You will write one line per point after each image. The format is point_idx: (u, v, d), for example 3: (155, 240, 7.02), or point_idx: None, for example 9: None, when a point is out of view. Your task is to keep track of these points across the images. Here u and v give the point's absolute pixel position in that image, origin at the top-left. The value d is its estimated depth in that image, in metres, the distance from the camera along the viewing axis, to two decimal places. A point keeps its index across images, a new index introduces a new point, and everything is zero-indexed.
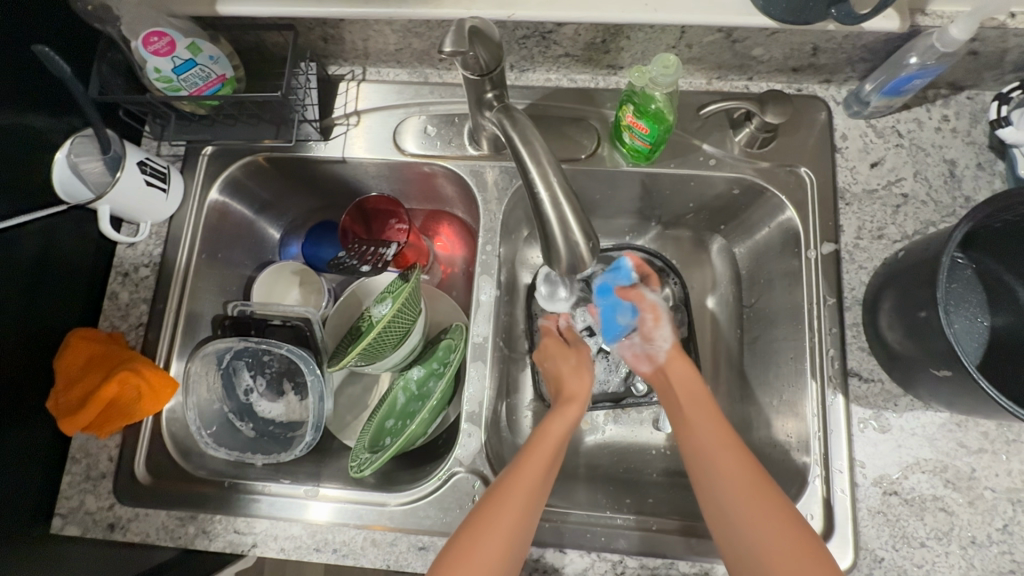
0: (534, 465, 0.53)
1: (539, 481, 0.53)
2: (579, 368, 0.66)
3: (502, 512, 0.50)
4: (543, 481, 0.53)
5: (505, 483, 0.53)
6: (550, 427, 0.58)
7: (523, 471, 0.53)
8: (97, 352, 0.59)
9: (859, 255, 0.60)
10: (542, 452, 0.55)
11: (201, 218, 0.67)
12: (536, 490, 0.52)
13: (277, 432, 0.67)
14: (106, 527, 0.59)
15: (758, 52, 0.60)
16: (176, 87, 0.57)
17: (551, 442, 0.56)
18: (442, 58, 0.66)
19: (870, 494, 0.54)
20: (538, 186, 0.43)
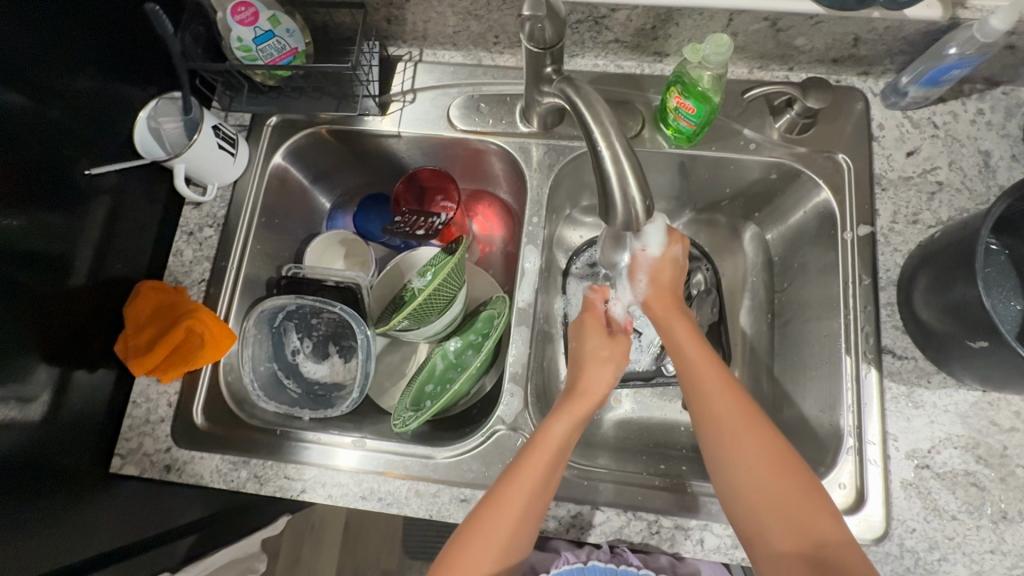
0: (526, 468, 0.52)
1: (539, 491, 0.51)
2: (610, 360, 0.60)
3: (494, 529, 0.50)
4: (544, 486, 0.52)
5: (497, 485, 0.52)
6: (547, 432, 0.54)
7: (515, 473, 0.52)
8: (163, 303, 0.64)
9: (894, 238, 0.62)
10: (542, 457, 0.52)
11: (263, 184, 0.71)
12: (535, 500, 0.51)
13: (322, 392, 0.70)
14: (162, 468, 0.62)
15: (801, 41, 0.63)
16: (253, 57, 0.62)
17: (544, 448, 0.53)
18: (496, 42, 0.69)
19: (903, 467, 0.56)
20: (601, 145, 0.46)
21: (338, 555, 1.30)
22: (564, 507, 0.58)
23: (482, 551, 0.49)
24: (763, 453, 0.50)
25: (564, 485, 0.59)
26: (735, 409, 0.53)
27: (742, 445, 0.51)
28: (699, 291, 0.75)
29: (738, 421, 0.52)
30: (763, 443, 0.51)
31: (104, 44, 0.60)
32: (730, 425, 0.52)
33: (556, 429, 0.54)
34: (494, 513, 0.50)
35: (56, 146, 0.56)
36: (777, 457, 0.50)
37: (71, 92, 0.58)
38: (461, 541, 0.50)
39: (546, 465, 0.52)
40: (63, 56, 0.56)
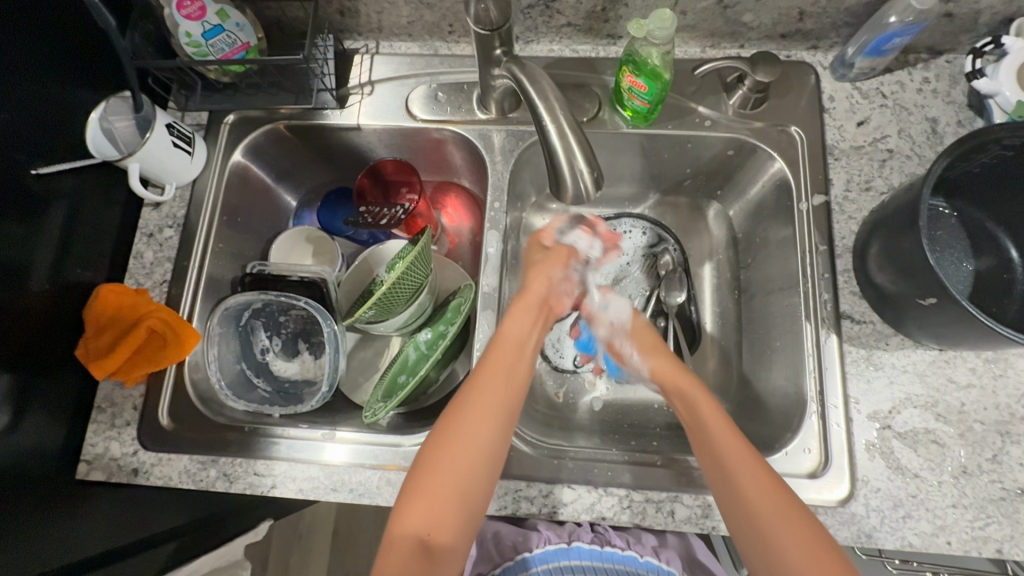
0: (484, 381, 0.54)
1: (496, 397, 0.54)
2: (543, 263, 0.65)
3: (458, 436, 0.51)
4: (502, 393, 0.54)
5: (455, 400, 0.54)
6: (501, 334, 0.58)
7: (473, 385, 0.54)
8: (123, 305, 0.63)
9: (848, 206, 0.63)
10: (496, 367, 0.56)
11: (223, 182, 0.70)
12: (503, 404, 0.54)
13: (292, 389, 0.70)
14: (129, 472, 0.62)
15: (748, 18, 0.64)
16: (204, 52, 0.62)
17: (502, 350, 0.57)
18: (451, 30, 0.70)
19: (865, 428, 0.57)
20: (546, 121, 0.47)
21: (327, 561, 1.29)
22: (536, 487, 0.58)
23: (452, 460, 0.50)
24: (790, 517, 0.47)
25: (536, 466, 0.59)
26: (762, 479, 0.49)
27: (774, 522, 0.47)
28: (668, 271, 0.76)
29: (766, 495, 0.49)
30: (791, 512, 0.48)
31: (49, 45, 0.60)
32: (757, 501, 0.48)
33: (510, 333, 0.59)
34: (464, 413, 0.53)
35: (5, 149, 0.56)
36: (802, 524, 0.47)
37: (19, 94, 0.57)
38: (437, 444, 0.51)
39: (505, 367, 0.56)
40: (9, 57, 0.55)
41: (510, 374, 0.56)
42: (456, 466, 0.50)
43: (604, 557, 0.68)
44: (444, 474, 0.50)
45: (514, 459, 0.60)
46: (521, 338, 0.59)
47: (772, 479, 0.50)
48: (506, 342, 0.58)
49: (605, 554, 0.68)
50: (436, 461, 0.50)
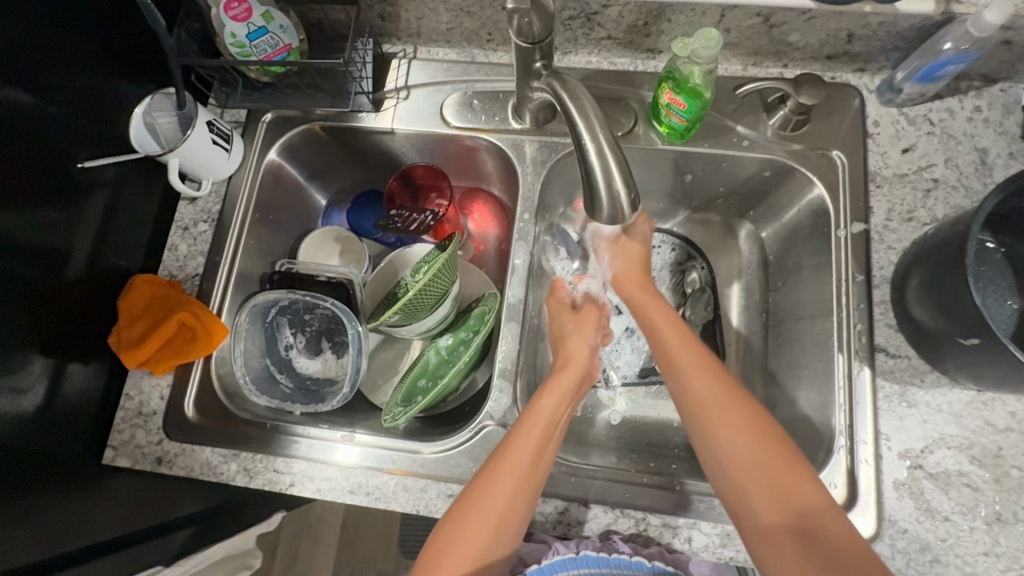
0: (514, 449, 0.52)
1: (523, 472, 0.51)
2: (578, 331, 0.64)
3: (483, 505, 0.50)
4: (533, 461, 0.52)
5: (483, 468, 0.53)
6: (535, 406, 0.56)
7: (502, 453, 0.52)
8: (157, 297, 0.64)
9: (888, 236, 0.61)
10: (529, 437, 0.53)
11: (258, 179, 0.71)
12: (526, 473, 0.51)
13: (313, 387, 0.71)
14: (153, 460, 0.63)
15: (795, 38, 0.62)
16: (247, 53, 0.62)
17: (533, 427, 0.54)
18: (490, 38, 0.70)
19: (895, 466, 0.55)
20: (585, 139, 0.46)
21: (335, 553, 1.30)
22: (551, 503, 0.58)
23: (475, 530, 0.49)
24: (775, 463, 0.48)
25: (552, 482, 0.59)
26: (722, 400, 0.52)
27: (728, 421, 0.50)
28: (694, 290, 0.75)
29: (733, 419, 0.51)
30: (758, 430, 0.50)
31: (96, 39, 0.61)
32: (708, 403, 0.52)
33: (544, 404, 0.56)
34: (489, 484, 0.51)
35: (52, 140, 0.57)
36: (764, 437, 0.49)
37: (67, 88, 0.58)
38: (456, 513, 0.50)
39: (537, 439, 0.53)
40: (60, 51, 0.57)
41: (543, 445, 0.53)
42: (478, 539, 0.49)
43: (613, 564, 0.56)
44: (465, 552, 0.48)
45: None
46: (555, 407, 0.56)
47: (729, 385, 0.53)
48: (537, 416, 0.55)
49: (614, 562, 0.57)
50: (458, 531, 0.49)
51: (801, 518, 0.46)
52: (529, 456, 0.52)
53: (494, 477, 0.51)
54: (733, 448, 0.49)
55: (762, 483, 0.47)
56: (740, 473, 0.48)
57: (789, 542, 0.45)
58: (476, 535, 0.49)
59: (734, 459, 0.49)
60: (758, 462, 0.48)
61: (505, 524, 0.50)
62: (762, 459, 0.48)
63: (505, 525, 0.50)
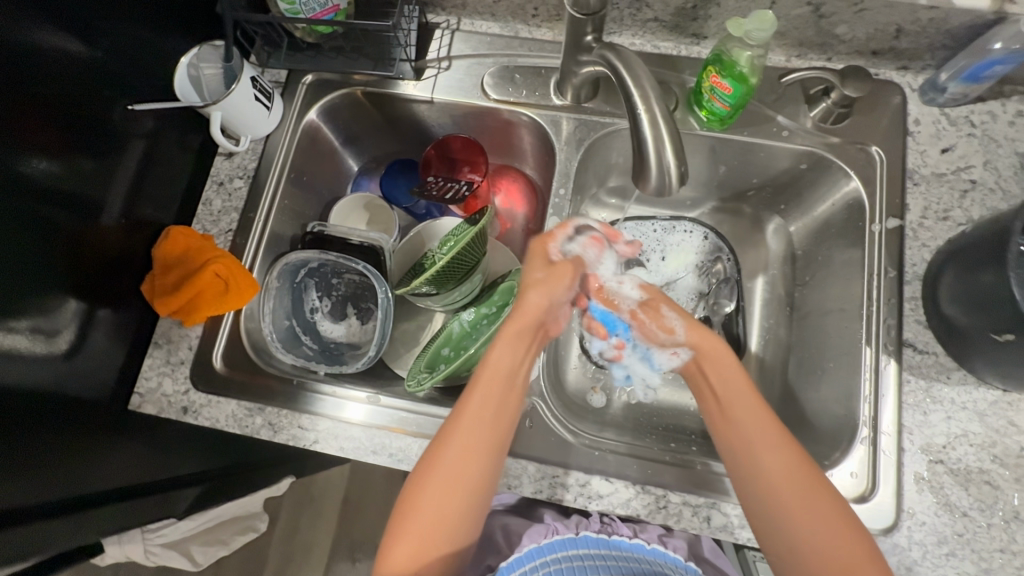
0: (465, 419, 0.53)
1: (467, 466, 0.51)
2: (546, 282, 0.57)
3: (443, 474, 0.51)
4: (485, 432, 0.52)
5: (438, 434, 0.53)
6: (487, 360, 0.55)
7: (456, 423, 0.53)
8: (190, 246, 0.64)
9: (923, 233, 0.61)
10: (481, 395, 0.54)
11: (295, 140, 0.71)
12: (477, 484, 0.51)
13: (338, 350, 0.72)
14: (179, 409, 0.63)
15: (842, 30, 0.62)
16: (296, 10, 0.63)
17: (486, 380, 0.54)
18: (535, 14, 0.70)
19: (917, 460, 0.56)
20: (640, 110, 0.45)
21: (334, 527, 1.32)
22: (573, 475, 0.58)
23: (436, 499, 0.50)
24: (814, 509, 0.49)
25: (574, 454, 0.59)
26: (788, 458, 0.51)
27: (790, 484, 0.50)
28: (718, 280, 0.77)
29: (784, 467, 0.50)
30: (804, 482, 0.49)
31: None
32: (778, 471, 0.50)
33: (494, 358, 0.55)
34: (443, 459, 0.51)
35: (95, 83, 0.57)
36: (820, 496, 0.49)
37: (113, 32, 0.58)
38: (415, 482, 0.51)
39: (487, 411, 0.53)
40: None
41: (495, 407, 0.54)
42: (443, 516, 0.50)
43: (612, 544, 0.69)
44: (430, 519, 0.50)
45: (553, 446, 0.59)
46: (507, 364, 0.55)
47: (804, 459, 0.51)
48: (489, 372, 0.55)
49: (613, 543, 0.69)
50: (421, 496, 0.50)
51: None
52: (479, 415, 0.53)
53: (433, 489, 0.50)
54: (801, 521, 0.48)
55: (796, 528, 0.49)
56: (801, 540, 0.48)
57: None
58: (441, 513, 0.50)
59: (794, 528, 0.49)
60: (823, 527, 0.48)
61: (468, 505, 0.51)
62: (830, 529, 0.48)
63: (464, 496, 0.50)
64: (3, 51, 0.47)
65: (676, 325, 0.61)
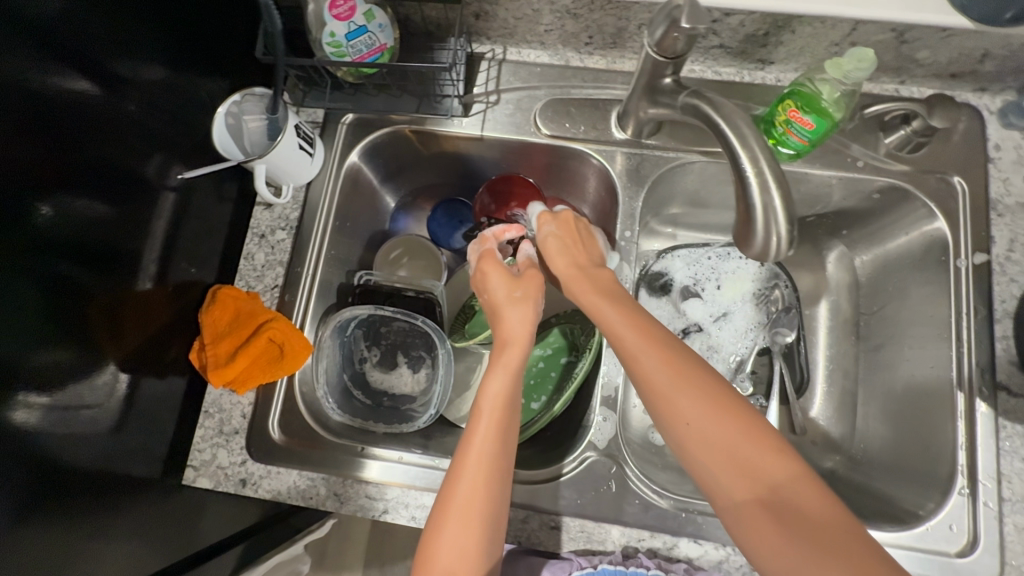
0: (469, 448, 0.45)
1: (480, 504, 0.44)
2: (527, 298, 0.52)
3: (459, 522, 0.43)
4: (497, 463, 0.45)
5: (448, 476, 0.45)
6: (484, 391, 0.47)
7: (461, 456, 0.45)
8: (241, 308, 0.60)
9: (1011, 268, 0.59)
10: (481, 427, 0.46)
11: (338, 186, 0.67)
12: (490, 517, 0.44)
13: (392, 404, 0.68)
14: (237, 482, 0.60)
15: (923, 55, 0.59)
16: (342, 53, 0.57)
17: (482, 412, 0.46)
18: (589, 42, 0.66)
19: (1018, 510, 0.53)
20: (748, 172, 0.42)
21: None
22: (660, 539, 0.55)
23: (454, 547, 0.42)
24: (734, 432, 0.40)
25: (661, 516, 0.56)
26: (673, 369, 0.43)
27: (693, 402, 0.41)
28: (779, 309, 0.72)
29: (676, 386, 0.42)
30: (710, 400, 0.41)
31: (175, 30, 0.56)
32: (667, 388, 0.42)
33: (492, 386, 0.47)
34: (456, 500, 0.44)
35: (127, 138, 0.53)
36: (736, 418, 0.41)
37: (141, 81, 0.53)
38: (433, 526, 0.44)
39: (490, 439, 0.45)
40: (129, 45, 0.51)
41: (502, 438, 0.46)
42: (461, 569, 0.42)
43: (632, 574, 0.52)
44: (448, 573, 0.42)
45: (636, 508, 0.56)
46: (505, 384, 0.47)
47: (707, 375, 0.43)
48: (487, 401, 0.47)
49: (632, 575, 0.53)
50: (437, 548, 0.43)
51: (772, 492, 0.38)
52: (490, 446, 0.45)
53: (451, 532, 0.43)
54: (709, 440, 0.40)
55: (720, 458, 0.40)
56: (728, 467, 0.40)
57: (773, 534, 0.37)
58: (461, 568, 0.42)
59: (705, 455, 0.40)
60: (740, 449, 0.40)
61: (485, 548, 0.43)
62: (745, 447, 0.39)
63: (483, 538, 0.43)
64: (29, 124, 0.43)
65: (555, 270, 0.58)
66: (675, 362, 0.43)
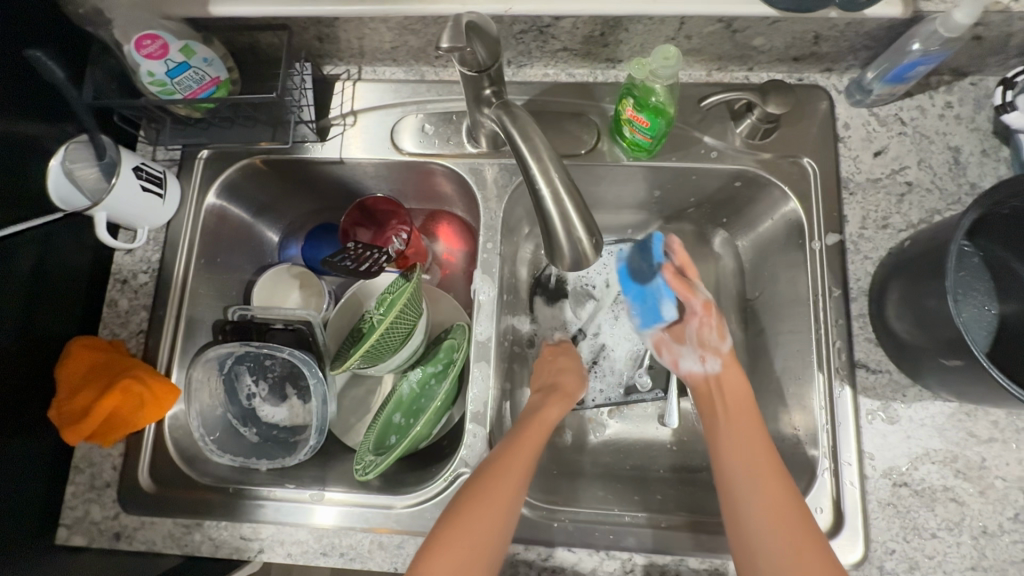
0: (507, 470, 0.53)
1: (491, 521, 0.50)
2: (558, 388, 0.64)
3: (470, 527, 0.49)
4: (518, 490, 0.52)
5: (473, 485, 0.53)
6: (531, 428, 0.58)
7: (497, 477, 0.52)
8: (98, 362, 0.59)
9: (864, 245, 0.59)
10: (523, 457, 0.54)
11: (199, 224, 0.66)
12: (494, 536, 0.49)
13: (281, 437, 0.66)
14: (112, 536, 0.59)
15: (758, 41, 0.59)
16: (170, 91, 0.57)
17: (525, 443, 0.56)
18: (438, 55, 0.65)
19: (880, 486, 0.54)
20: (541, 186, 0.42)
21: None
22: (536, 550, 0.55)
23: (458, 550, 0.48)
24: (797, 543, 0.47)
25: (533, 527, 0.56)
26: (776, 484, 0.51)
27: (781, 523, 0.48)
28: None
29: (770, 501, 0.50)
30: (793, 519, 0.48)
31: (9, 75, 0.53)
32: (765, 500, 0.50)
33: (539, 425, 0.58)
34: (471, 511, 0.50)
35: None
36: (813, 540, 0.47)
37: None
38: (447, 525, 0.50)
39: (523, 467, 0.54)
40: None
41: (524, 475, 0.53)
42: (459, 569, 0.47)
43: None
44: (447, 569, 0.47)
45: None
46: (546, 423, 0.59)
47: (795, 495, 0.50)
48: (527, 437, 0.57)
49: None
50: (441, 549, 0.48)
51: None
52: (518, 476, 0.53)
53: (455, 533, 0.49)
54: (783, 550, 0.47)
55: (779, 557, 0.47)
56: (779, 570, 0.46)
57: None
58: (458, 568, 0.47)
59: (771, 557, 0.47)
60: (800, 565, 0.46)
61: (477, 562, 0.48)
62: (803, 561, 0.46)
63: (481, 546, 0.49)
64: None
65: (686, 359, 0.65)
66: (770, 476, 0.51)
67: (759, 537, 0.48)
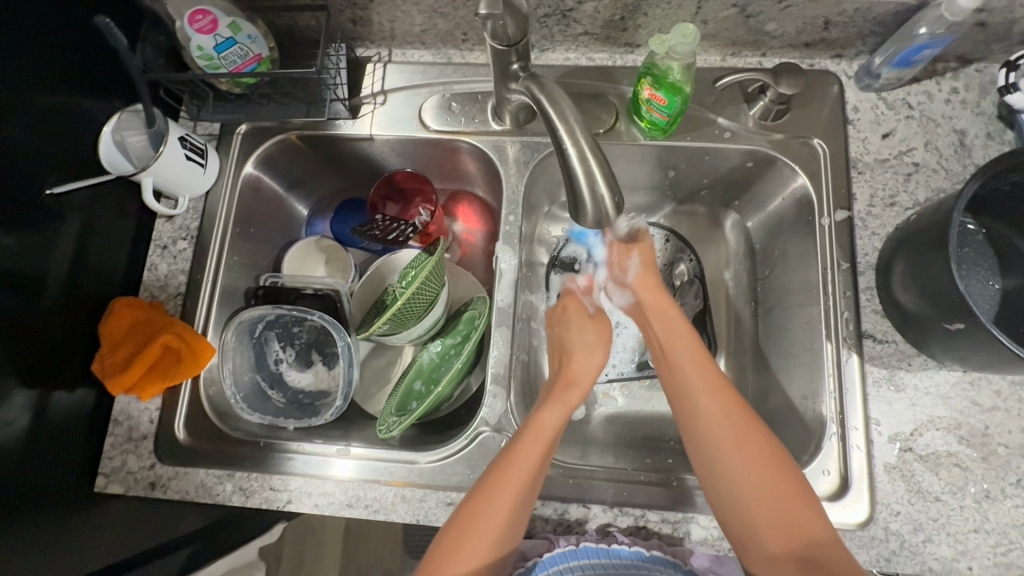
0: (515, 462, 0.50)
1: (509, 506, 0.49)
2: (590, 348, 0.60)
3: (481, 516, 0.48)
4: (534, 477, 0.51)
5: (484, 479, 0.51)
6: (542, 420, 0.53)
7: (502, 467, 0.51)
8: (139, 319, 0.62)
9: (872, 222, 0.62)
10: (533, 448, 0.51)
11: (235, 194, 0.70)
12: (510, 513, 0.49)
13: (306, 400, 0.69)
14: (147, 485, 0.61)
15: (771, 27, 0.62)
16: (216, 65, 0.61)
17: (537, 440, 0.52)
18: (466, 38, 0.69)
19: (886, 451, 0.56)
20: (568, 146, 0.45)
21: None
22: (552, 506, 0.58)
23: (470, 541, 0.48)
24: (774, 482, 0.47)
25: (549, 484, 0.59)
26: (743, 422, 0.50)
27: (753, 461, 0.48)
28: (683, 282, 0.76)
29: (741, 441, 0.49)
30: (767, 459, 0.48)
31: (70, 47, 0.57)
32: (733, 438, 0.49)
33: (551, 420, 0.53)
34: (483, 499, 0.49)
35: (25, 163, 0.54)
36: (789, 478, 0.48)
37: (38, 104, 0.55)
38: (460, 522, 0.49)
39: (535, 462, 0.51)
40: (27, 76, 0.54)
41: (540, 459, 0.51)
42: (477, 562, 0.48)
43: (612, 552, 0.53)
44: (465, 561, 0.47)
45: None
46: (562, 416, 0.54)
47: (761, 428, 0.50)
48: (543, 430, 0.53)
49: (614, 552, 0.53)
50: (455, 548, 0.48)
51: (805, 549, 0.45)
52: (532, 465, 0.51)
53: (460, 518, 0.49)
54: (761, 491, 0.47)
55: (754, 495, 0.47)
56: (755, 512, 0.47)
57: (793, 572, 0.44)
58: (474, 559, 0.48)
59: (749, 496, 0.47)
60: (777, 501, 0.47)
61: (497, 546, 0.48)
62: (784, 497, 0.47)
63: (496, 534, 0.49)
64: None
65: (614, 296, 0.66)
66: (741, 420, 0.50)
67: (731, 474, 0.48)
